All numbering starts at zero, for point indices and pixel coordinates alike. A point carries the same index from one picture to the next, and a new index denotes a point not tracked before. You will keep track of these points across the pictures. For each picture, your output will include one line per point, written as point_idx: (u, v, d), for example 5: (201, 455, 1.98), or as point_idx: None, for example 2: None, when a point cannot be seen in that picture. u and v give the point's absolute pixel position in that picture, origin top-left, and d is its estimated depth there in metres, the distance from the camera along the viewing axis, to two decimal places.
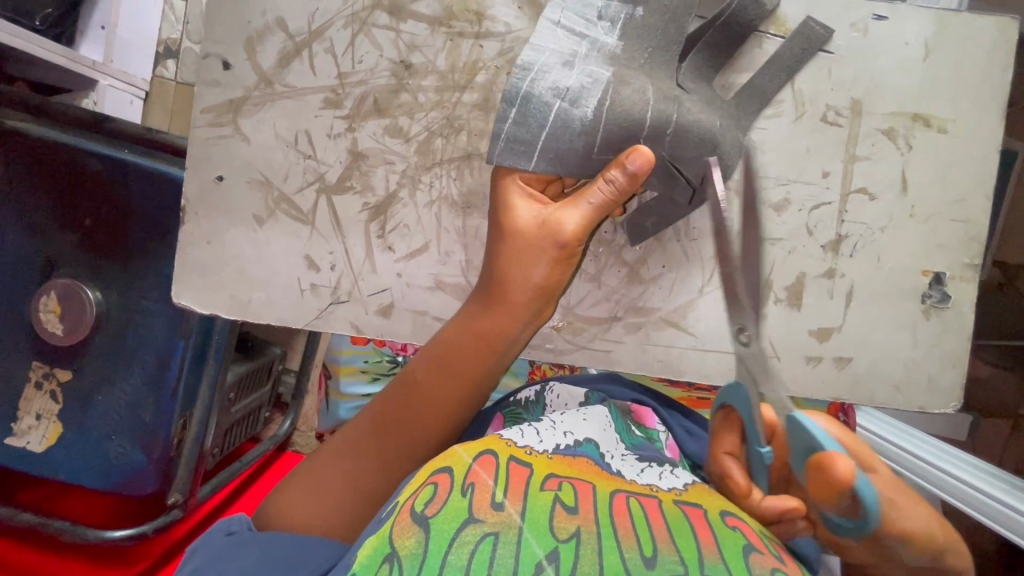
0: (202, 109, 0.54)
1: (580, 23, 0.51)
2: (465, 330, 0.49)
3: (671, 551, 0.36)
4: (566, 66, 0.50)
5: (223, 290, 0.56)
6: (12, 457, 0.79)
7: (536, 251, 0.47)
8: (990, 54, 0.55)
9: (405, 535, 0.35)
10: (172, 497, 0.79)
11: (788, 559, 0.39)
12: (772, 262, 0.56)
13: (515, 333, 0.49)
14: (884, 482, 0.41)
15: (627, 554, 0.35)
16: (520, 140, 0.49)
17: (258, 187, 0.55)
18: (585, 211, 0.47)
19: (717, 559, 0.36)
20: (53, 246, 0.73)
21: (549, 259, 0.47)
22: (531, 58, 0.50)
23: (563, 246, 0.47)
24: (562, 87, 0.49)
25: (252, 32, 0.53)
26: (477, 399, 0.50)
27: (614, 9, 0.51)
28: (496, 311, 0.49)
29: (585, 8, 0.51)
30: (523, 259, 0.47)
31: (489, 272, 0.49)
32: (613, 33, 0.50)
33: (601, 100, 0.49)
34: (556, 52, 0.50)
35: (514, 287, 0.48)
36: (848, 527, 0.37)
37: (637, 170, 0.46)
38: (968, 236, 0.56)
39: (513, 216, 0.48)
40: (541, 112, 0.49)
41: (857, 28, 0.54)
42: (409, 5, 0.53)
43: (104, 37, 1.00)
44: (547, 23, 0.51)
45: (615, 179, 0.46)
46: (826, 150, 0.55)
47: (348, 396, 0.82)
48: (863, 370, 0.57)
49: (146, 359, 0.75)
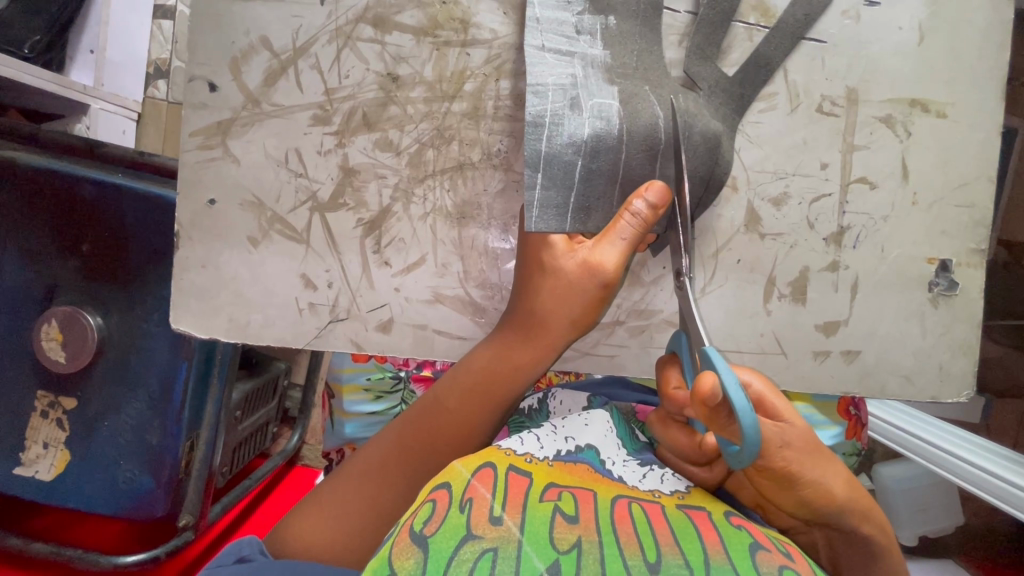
0: (190, 133, 0.53)
1: (564, 43, 0.51)
2: (497, 364, 0.50)
3: (676, 555, 0.35)
4: (574, 109, 0.49)
5: (221, 314, 0.55)
6: (22, 488, 0.79)
7: (576, 295, 0.48)
8: (986, 34, 0.54)
9: (404, 556, 0.34)
10: (183, 520, 0.79)
11: (795, 555, 0.38)
12: (774, 258, 0.55)
13: (544, 364, 0.50)
14: (793, 430, 0.39)
15: (630, 561, 0.35)
16: (547, 199, 0.49)
17: (251, 209, 0.54)
18: (619, 247, 0.47)
19: (722, 559, 0.35)
20: (51, 274, 0.73)
21: (587, 304, 0.48)
22: (540, 108, 0.49)
23: (605, 288, 0.48)
24: (579, 138, 0.49)
25: (236, 52, 0.53)
26: (500, 424, 0.51)
27: (589, 22, 0.51)
28: (527, 343, 0.50)
29: (560, 26, 0.51)
30: (564, 296, 0.48)
31: (525, 307, 0.50)
32: (597, 44, 0.51)
33: (619, 128, 0.49)
34: (557, 88, 0.50)
35: (548, 323, 0.49)
36: (740, 453, 0.36)
37: (655, 201, 0.46)
38: (972, 221, 0.55)
39: (551, 251, 0.49)
40: (567, 172, 0.49)
41: (849, 15, 0.53)
42: (393, 16, 0.53)
43: (94, 61, 1.00)
44: (533, 50, 0.50)
45: (639, 211, 0.46)
46: (823, 140, 0.54)
47: (352, 414, 0.81)
48: (873, 362, 0.56)
49: (151, 382, 0.74)
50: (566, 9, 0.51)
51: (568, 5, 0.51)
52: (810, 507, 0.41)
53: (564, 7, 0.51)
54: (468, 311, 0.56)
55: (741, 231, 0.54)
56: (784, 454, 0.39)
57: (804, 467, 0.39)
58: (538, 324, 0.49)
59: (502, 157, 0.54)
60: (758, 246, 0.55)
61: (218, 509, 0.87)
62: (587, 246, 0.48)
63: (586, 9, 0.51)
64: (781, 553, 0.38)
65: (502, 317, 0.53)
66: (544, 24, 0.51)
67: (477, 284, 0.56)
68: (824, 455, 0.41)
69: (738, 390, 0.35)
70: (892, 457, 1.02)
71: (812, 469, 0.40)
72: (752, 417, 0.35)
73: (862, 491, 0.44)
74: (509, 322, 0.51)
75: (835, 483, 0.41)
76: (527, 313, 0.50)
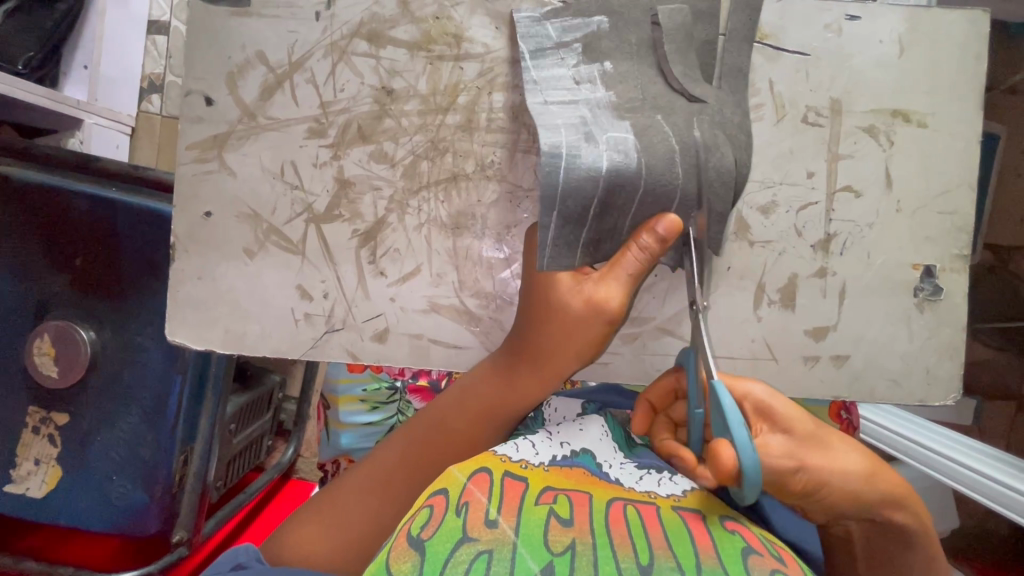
0: (186, 147, 0.54)
1: (566, 94, 0.52)
2: (503, 389, 0.50)
3: (668, 557, 0.36)
4: (590, 141, 0.49)
5: (217, 326, 0.56)
6: (11, 505, 0.78)
7: (584, 331, 0.48)
8: (964, 46, 0.55)
9: (402, 560, 0.35)
10: (177, 535, 0.78)
11: (785, 557, 0.40)
12: (763, 265, 0.56)
13: (550, 393, 0.51)
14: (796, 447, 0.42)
15: (622, 563, 0.36)
16: (545, 225, 0.50)
17: (247, 220, 0.55)
18: (625, 282, 0.48)
19: (714, 563, 0.36)
20: (44, 288, 0.73)
21: (594, 340, 0.48)
22: (555, 140, 0.49)
23: (610, 325, 0.48)
24: (600, 166, 0.49)
25: (232, 67, 0.54)
26: (506, 436, 0.52)
27: (585, 70, 0.52)
28: (535, 373, 0.50)
29: (559, 81, 0.52)
30: (570, 330, 0.48)
31: (533, 339, 0.49)
32: (598, 89, 0.52)
33: (639, 165, 0.49)
34: (570, 128, 0.50)
35: (555, 357, 0.49)
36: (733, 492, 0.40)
37: (665, 234, 0.47)
38: (955, 227, 0.56)
39: (555, 284, 0.49)
40: (575, 194, 0.49)
41: (831, 29, 0.55)
42: (387, 31, 0.54)
43: (87, 77, 1.01)
44: (538, 107, 0.51)
45: (647, 245, 0.47)
46: (809, 150, 0.55)
47: (348, 424, 0.82)
48: (861, 366, 0.57)
49: (143, 396, 0.74)
50: (561, 64, 0.52)
51: (562, 60, 0.52)
52: (838, 506, 0.44)
53: (558, 61, 0.52)
54: (463, 319, 0.56)
55: (731, 239, 0.55)
56: (798, 476, 0.41)
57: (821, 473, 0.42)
58: (544, 354, 0.49)
59: (495, 168, 0.55)
60: (748, 253, 0.56)
61: (212, 524, 0.87)
62: (593, 281, 0.48)
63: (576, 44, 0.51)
64: (773, 556, 0.39)
65: (507, 338, 0.53)
66: (543, 84, 0.52)
67: (473, 294, 0.56)
68: (845, 458, 0.44)
69: (744, 436, 0.38)
70: (886, 462, 1.03)
71: (830, 472, 0.43)
72: (753, 460, 0.37)
73: (890, 475, 0.46)
74: (514, 349, 0.51)
75: (860, 483, 0.44)
76: (531, 343, 0.49)
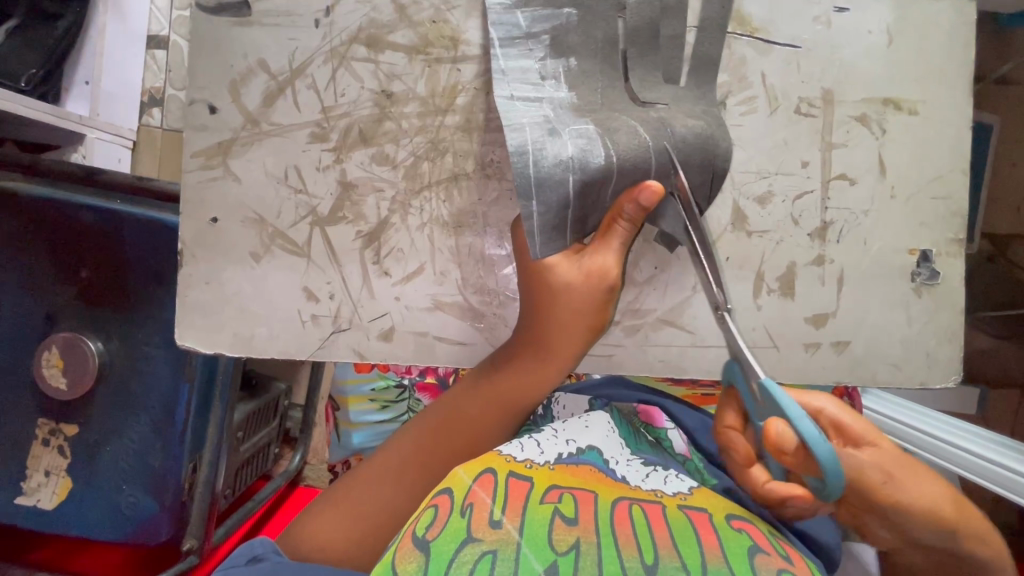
0: (191, 154, 0.55)
1: (530, 90, 0.52)
2: (511, 375, 0.52)
3: (673, 557, 0.37)
4: (554, 136, 0.50)
5: (225, 329, 0.56)
6: (24, 516, 0.79)
7: (587, 305, 0.50)
8: (951, 35, 0.57)
9: (407, 559, 0.36)
10: (187, 543, 0.77)
11: (794, 560, 0.41)
12: (761, 254, 0.57)
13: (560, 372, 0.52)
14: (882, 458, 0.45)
15: (627, 563, 0.37)
16: (545, 222, 0.50)
17: (252, 225, 0.56)
18: (617, 252, 0.50)
19: (720, 564, 0.37)
20: (53, 301, 0.74)
21: (598, 312, 0.50)
22: (519, 140, 0.50)
23: (609, 292, 0.50)
24: (565, 158, 0.50)
25: (235, 76, 0.55)
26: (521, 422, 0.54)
27: (551, 66, 0.53)
28: (541, 356, 0.51)
29: (525, 75, 0.53)
30: (574, 309, 0.50)
31: (536, 323, 0.51)
32: (562, 87, 0.53)
33: (606, 153, 0.50)
34: (534, 125, 0.51)
35: (560, 336, 0.51)
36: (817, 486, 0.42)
37: (648, 204, 0.48)
38: (950, 212, 0.57)
39: (556, 270, 0.50)
40: (559, 189, 0.50)
41: (820, 21, 0.56)
42: (386, 36, 0.55)
43: (89, 92, 1.04)
44: (503, 100, 0.52)
45: (632, 217, 0.49)
46: (803, 140, 0.56)
47: (359, 425, 0.83)
48: (862, 352, 0.58)
49: (153, 405, 0.75)
50: (528, 56, 0.53)
51: (529, 53, 0.53)
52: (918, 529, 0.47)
53: (525, 53, 0.53)
54: (467, 317, 0.57)
55: (728, 230, 0.56)
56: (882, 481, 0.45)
57: (911, 499, 0.46)
58: (549, 337, 0.51)
59: (494, 166, 0.56)
60: (746, 243, 0.57)
61: (222, 531, 0.87)
62: (586, 257, 0.50)
63: (572, 40, 0.53)
64: (781, 557, 0.40)
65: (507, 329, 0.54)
66: (510, 75, 0.52)
67: (475, 291, 0.57)
68: (929, 482, 0.47)
69: (807, 425, 0.40)
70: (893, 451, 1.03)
71: (912, 492, 0.45)
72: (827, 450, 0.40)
73: (976, 515, 0.49)
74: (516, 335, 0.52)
75: (942, 507, 0.47)
76: (535, 328, 0.51)
